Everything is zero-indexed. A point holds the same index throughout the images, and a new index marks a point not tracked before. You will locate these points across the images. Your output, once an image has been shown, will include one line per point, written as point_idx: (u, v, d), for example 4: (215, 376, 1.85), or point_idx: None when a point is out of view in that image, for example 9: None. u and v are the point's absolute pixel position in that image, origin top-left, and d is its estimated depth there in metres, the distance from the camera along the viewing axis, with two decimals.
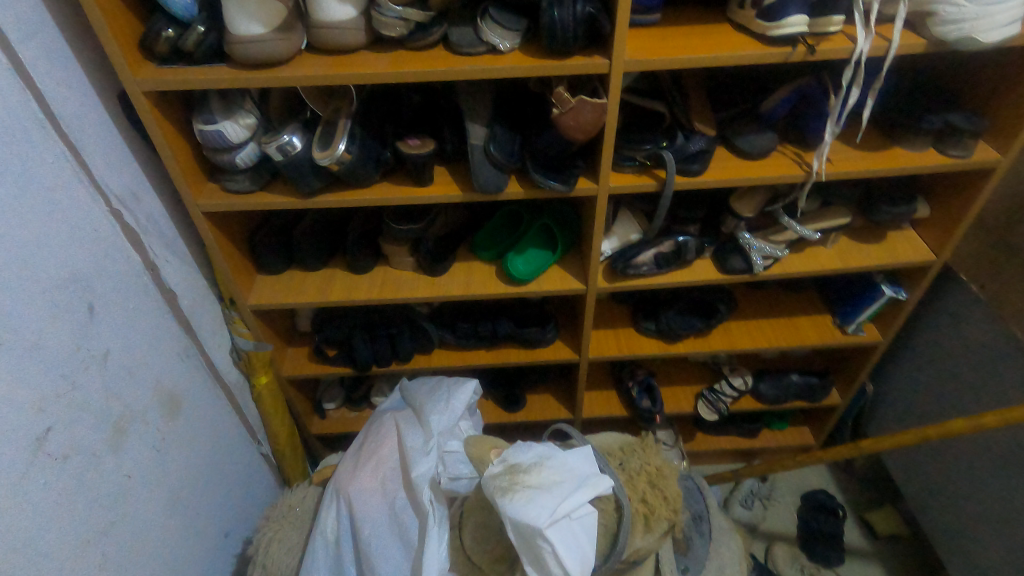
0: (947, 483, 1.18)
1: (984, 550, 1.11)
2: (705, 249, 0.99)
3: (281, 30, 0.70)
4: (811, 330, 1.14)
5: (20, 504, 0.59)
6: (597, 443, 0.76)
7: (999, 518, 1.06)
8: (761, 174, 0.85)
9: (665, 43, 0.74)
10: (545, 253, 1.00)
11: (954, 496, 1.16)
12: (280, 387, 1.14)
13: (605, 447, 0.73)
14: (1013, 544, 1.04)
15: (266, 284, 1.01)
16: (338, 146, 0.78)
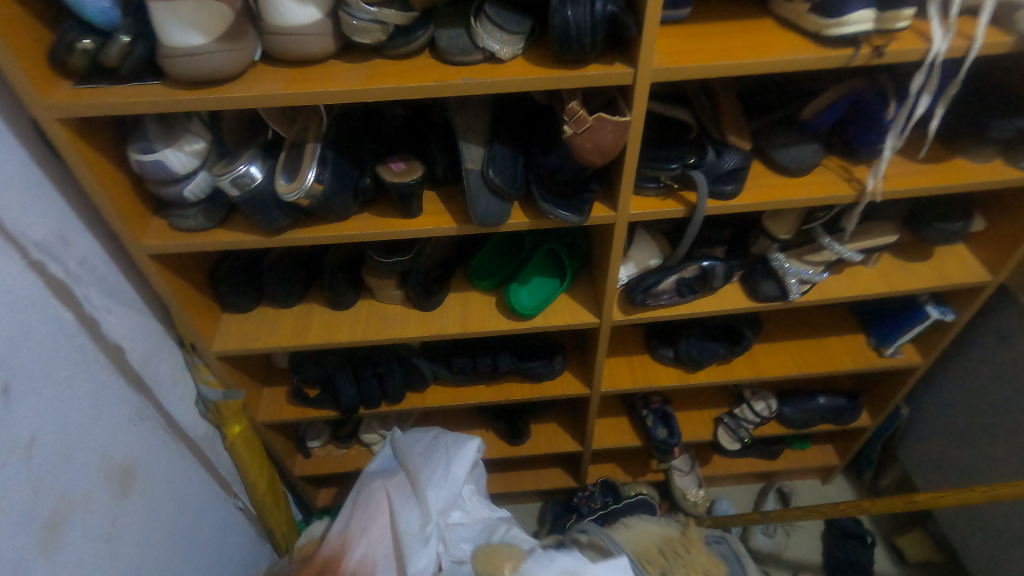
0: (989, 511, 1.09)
1: None
2: (733, 274, 0.88)
3: (227, 38, 0.56)
4: (844, 353, 1.04)
5: None
6: (634, 541, 0.87)
7: None
8: (806, 195, 0.73)
9: (700, 46, 0.61)
10: (553, 281, 0.89)
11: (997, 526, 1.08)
12: (256, 433, 1.01)
13: (646, 557, 0.84)
14: None
15: (233, 325, 0.88)
16: (307, 176, 0.65)
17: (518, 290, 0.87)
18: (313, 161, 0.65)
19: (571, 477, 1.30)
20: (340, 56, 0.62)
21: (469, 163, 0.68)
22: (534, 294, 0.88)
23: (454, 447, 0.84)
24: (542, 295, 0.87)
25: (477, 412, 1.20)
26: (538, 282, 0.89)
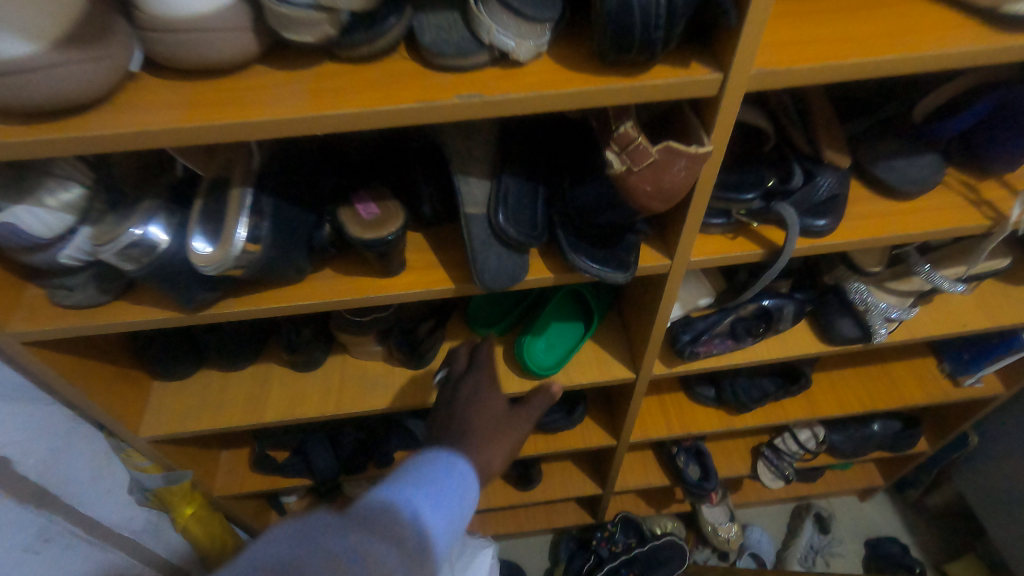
0: None
1: None
2: (804, 313, 0.69)
3: (78, 43, 0.34)
4: (912, 384, 0.88)
5: None
6: None
7: None
8: (925, 228, 0.54)
9: (818, 33, 0.40)
10: (574, 330, 0.70)
11: None
12: (217, 507, 0.84)
13: None
14: None
15: (170, 397, 0.69)
16: (234, 236, 0.44)
17: (534, 343, 0.69)
18: (241, 214, 0.44)
19: (587, 512, 1.15)
20: (272, 59, 0.41)
21: (470, 207, 0.48)
22: (552, 348, 0.69)
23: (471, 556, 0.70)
24: (561, 349, 0.69)
25: None
26: (556, 330, 0.71)
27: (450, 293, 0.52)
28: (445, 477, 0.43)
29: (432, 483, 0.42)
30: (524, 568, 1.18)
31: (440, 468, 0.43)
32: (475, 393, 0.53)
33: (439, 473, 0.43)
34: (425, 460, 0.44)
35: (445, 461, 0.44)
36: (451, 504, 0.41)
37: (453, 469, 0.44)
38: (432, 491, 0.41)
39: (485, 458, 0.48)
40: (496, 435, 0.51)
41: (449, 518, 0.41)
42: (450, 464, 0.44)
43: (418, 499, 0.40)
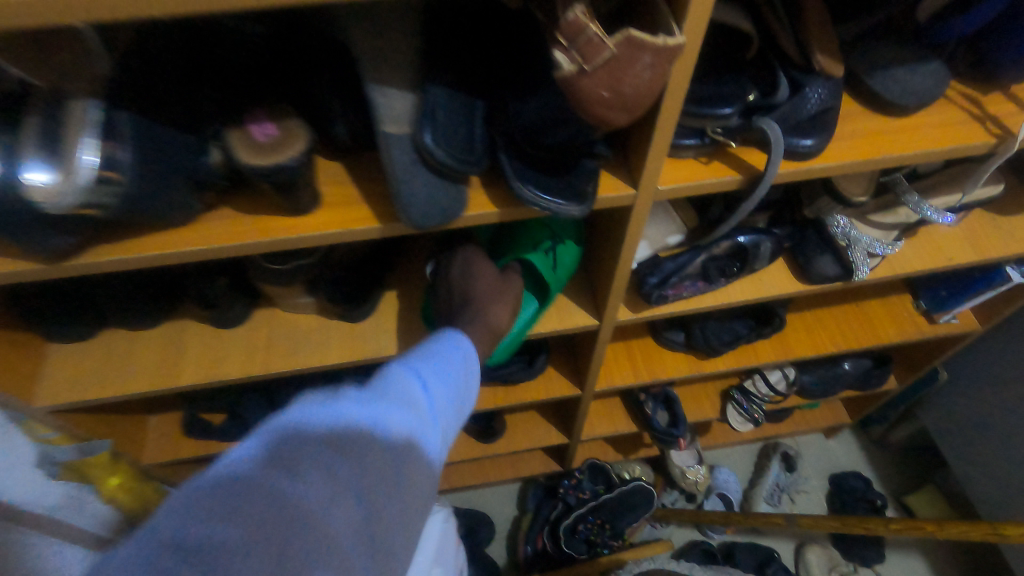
0: None
1: None
2: (781, 249, 0.63)
3: None
4: (887, 322, 0.84)
5: None
6: None
7: None
8: (922, 148, 0.47)
9: None
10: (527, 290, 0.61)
11: None
12: (149, 476, 0.77)
13: None
14: None
15: (66, 363, 0.60)
16: (83, 162, 0.34)
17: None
18: (87, 134, 0.34)
19: (553, 460, 1.12)
20: None
21: (390, 124, 0.39)
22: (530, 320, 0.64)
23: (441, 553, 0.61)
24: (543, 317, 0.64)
25: None
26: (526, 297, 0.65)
27: (376, 234, 0.44)
28: (465, 353, 0.44)
29: (448, 358, 0.42)
30: (492, 517, 1.16)
31: (448, 345, 0.44)
32: (466, 269, 0.58)
33: (458, 347, 0.44)
34: (434, 338, 0.45)
35: (461, 342, 0.45)
36: (470, 377, 0.44)
37: (470, 349, 0.46)
38: (449, 363, 0.41)
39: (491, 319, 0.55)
40: (502, 298, 0.57)
41: (469, 390, 0.43)
42: (457, 342, 0.45)
43: (442, 366, 0.40)
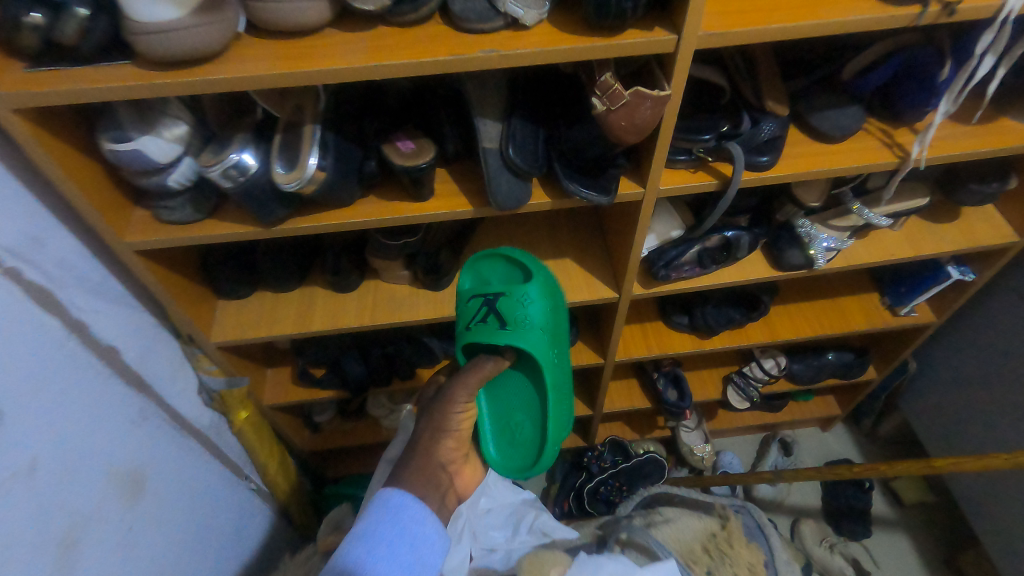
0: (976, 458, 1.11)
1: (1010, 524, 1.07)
2: (759, 242, 0.84)
3: (205, 10, 0.47)
4: (858, 314, 1.02)
5: None
6: None
7: None
8: (847, 165, 0.67)
9: (753, 4, 0.53)
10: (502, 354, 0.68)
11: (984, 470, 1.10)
12: (263, 416, 0.99)
13: None
14: None
15: (230, 313, 0.83)
16: (308, 162, 0.58)
17: (521, 420, 0.74)
18: (313, 145, 0.58)
19: (579, 437, 1.31)
20: (334, 24, 0.54)
21: (487, 142, 0.62)
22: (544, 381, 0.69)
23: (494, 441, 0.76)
24: (549, 378, 0.68)
25: None
26: (531, 363, 0.72)
27: (469, 214, 0.66)
28: (404, 504, 0.56)
29: (389, 528, 0.54)
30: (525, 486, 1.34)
31: (393, 511, 0.55)
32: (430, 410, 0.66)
33: (396, 502, 0.56)
34: (383, 500, 0.57)
35: (396, 503, 0.56)
36: (417, 521, 0.56)
37: (409, 496, 0.57)
38: (389, 535, 0.54)
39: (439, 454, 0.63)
40: (451, 433, 0.65)
41: (417, 534, 0.55)
42: (400, 505, 0.56)
43: (383, 542, 0.53)
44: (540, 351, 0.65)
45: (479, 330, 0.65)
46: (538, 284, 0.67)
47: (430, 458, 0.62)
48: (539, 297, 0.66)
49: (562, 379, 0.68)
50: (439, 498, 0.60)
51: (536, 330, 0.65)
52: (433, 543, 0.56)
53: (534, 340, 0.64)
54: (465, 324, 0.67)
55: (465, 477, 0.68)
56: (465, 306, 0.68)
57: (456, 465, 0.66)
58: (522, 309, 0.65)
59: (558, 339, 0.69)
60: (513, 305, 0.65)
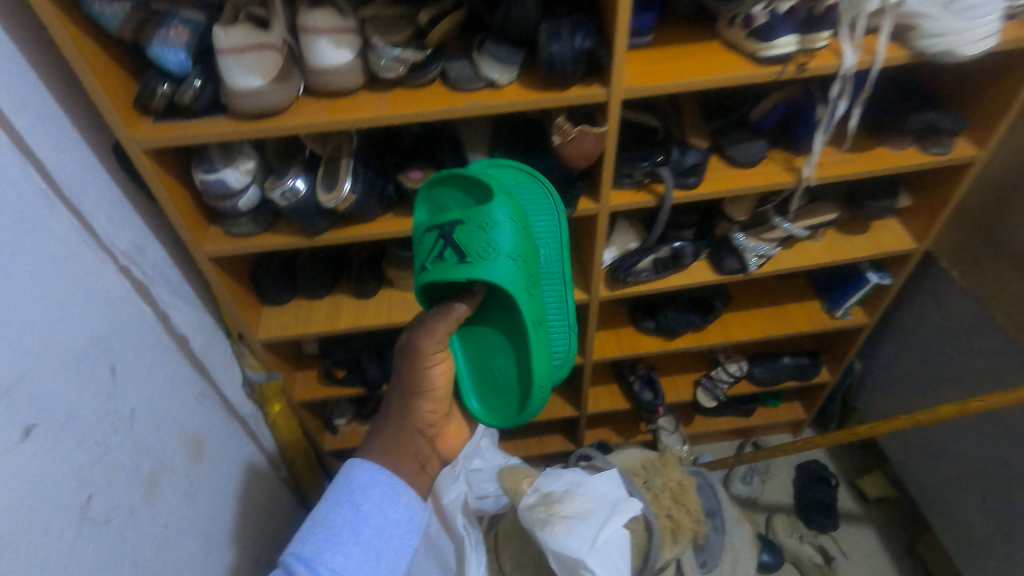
0: (920, 448, 1.24)
1: (952, 506, 1.19)
2: (701, 252, 1.03)
3: (278, 79, 0.69)
4: (802, 317, 1.19)
5: (72, 563, 0.61)
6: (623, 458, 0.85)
7: (962, 478, 1.14)
8: (755, 184, 0.87)
9: (661, 66, 0.75)
10: (471, 288, 0.67)
11: (927, 459, 1.23)
12: (292, 411, 1.16)
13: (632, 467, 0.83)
14: (977, 501, 1.11)
15: (272, 315, 1.02)
16: (343, 186, 0.78)
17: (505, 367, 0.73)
18: (347, 173, 0.79)
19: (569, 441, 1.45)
20: (366, 87, 0.76)
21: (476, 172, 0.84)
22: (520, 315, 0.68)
23: None
24: (523, 306, 0.66)
25: None
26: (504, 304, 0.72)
27: None
28: (370, 484, 0.61)
29: (357, 500, 0.60)
30: None
31: (359, 485, 0.60)
32: (404, 370, 0.68)
33: (362, 481, 0.61)
34: (349, 474, 0.62)
35: (362, 479, 0.61)
36: (386, 498, 0.60)
37: (376, 474, 0.61)
38: (358, 508, 0.59)
39: (422, 415, 0.67)
40: (428, 393, 0.67)
41: (387, 512, 0.60)
42: (366, 478, 0.61)
43: (352, 516, 0.59)
44: (508, 281, 0.64)
45: (441, 267, 0.64)
46: (504, 208, 0.64)
47: (413, 422, 0.67)
48: (505, 224, 0.64)
49: (536, 308, 0.68)
50: (413, 470, 0.64)
51: (503, 259, 0.63)
52: (406, 514, 0.61)
53: (502, 270, 0.63)
54: (427, 262, 0.66)
55: (449, 440, 0.71)
56: (423, 243, 0.67)
57: (436, 429, 0.69)
58: (484, 240, 0.63)
59: (531, 266, 0.67)
60: (475, 235, 0.64)
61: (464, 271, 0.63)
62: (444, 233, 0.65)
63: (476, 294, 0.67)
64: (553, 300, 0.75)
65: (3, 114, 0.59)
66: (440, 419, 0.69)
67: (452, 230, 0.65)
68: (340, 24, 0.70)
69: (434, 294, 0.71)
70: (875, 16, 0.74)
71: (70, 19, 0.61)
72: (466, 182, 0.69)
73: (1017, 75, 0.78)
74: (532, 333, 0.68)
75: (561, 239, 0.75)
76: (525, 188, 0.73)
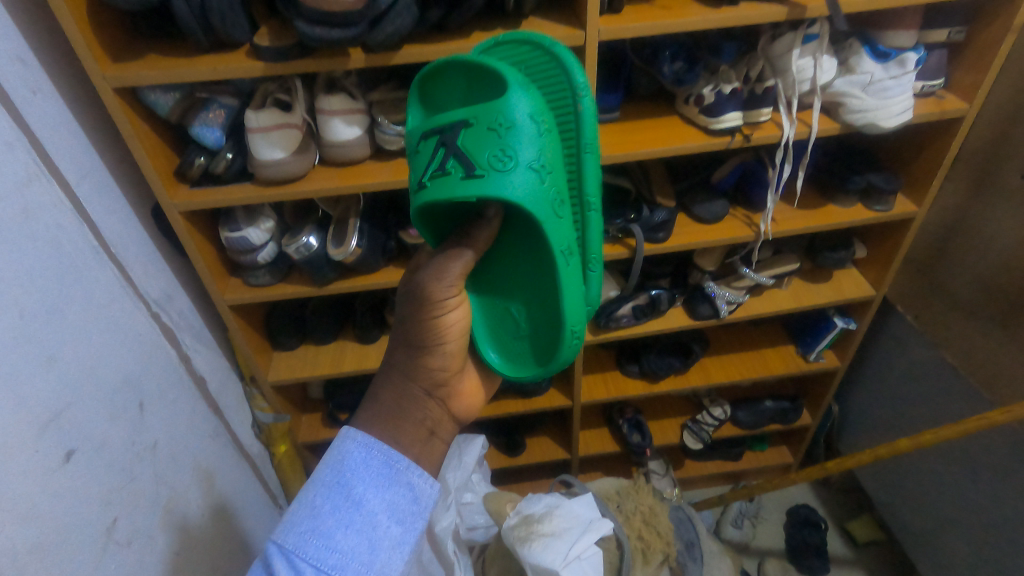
0: (900, 491, 1.28)
1: (935, 548, 1.21)
2: (676, 299, 1.12)
3: (297, 152, 0.81)
4: (778, 360, 1.26)
5: None
6: (600, 487, 1.00)
7: (941, 518, 1.17)
8: (717, 238, 0.97)
9: (625, 137, 0.88)
10: (482, 211, 0.64)
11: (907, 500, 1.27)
12: (297, 452, 1.22)
13: (607, 494, 0.97)
14: (957, 541, 1.14)
15: (282, 359, 1.10)
16: (350, 243, 0.89)
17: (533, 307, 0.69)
18: (354, 231, 0.90)
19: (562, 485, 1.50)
20: (372, 157, 0.88)
21: None
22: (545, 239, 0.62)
23: (464, 439, 0.99)
24: (545, 220, 0.59)
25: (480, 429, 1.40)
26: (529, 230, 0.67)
27: None
28: (364, 463, 0.56)
29: (349, 481, 0.55)
30: None
31: (351, 465, 0.55)
32: (412, 318, 0.61)
33: (355, 460, 0.56)
34: (339, 452, 0.56)
35: (353, 457, 0.56)
36: (382, 479, 0.56)
37: (371, 451, 0.56)
38: (351, 488, 0.55)
39: (434, 368, 0.62)
40: (439, 346, 0.62)
41: (384, 492, 0.55)
42: (358, 457, 0.56)
43: (343, 499, 0.54)
44: (528, 197, 0.58)
45: (442, 182, 0.59)
46: (518, 107, 0.58)
47: (426, 377, 0.62)
48: (517, 126, 0.58)
49: (563, 232, 0.61)
50: (417, 443, 0.59)
51: (520, 170, 0.58)
52: (406, 494, 0.56)
53: (519, 181, 0.58)
54: (426, 177, 0.61)
55: (463, 402, 0.67)
56: (427, 157, 0.62)
57: (448, 389, 0.64)
58: (496, 146, 0.58)
59: (554, 176, 0.60)
60: (482, 142, 0.59)
61: (470, 185, 0.58)
62: (446, 141, 0.60)
63: (491, 217, 0.64)
64: (582, 219, 0.65)
65: (68, 183, 0.70)
66: (452, 377, 0.64)
67: (456, 137, 0.60)
68: (351, 104, 0.81)
69: (438, 223, 0.68)
70: (809, 94, 0.86)
71: (129, 106, 0.73)
72: (472, 81, 0.64)
73: (941, 142, 0.91)
74: (563, 263, 0.62)
75: (585, 135, 0.60)
76: (540, 80, 0.62)
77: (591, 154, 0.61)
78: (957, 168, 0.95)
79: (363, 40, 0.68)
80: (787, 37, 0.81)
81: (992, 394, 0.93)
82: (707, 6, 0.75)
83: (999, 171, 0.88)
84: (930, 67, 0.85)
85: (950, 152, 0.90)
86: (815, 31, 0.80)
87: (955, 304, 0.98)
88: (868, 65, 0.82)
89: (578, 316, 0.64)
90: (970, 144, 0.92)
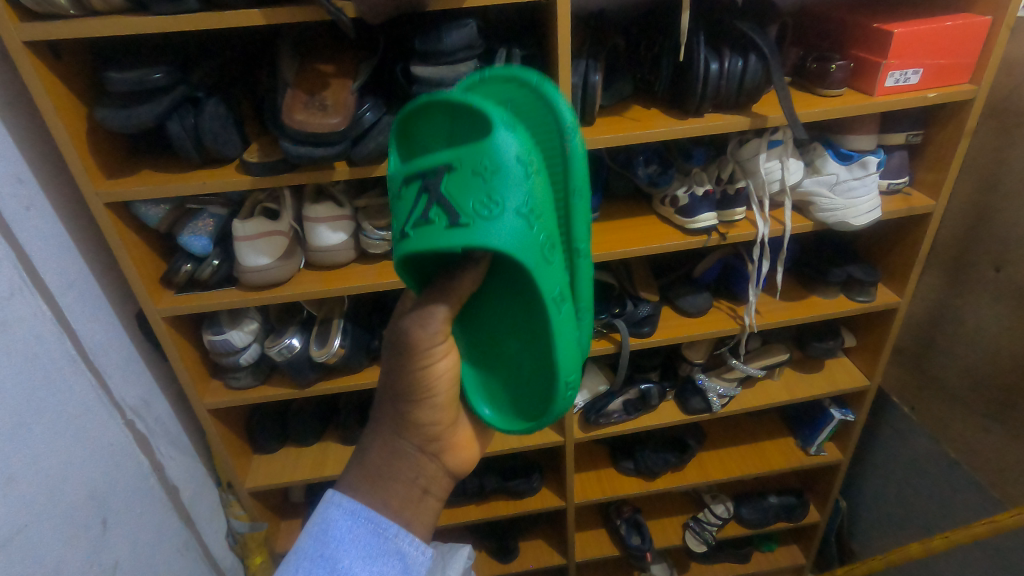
0: None
1: None
2: (667, 393, 1.10)
3: (283, 256, 0.82)
4: (777, 454, 1.21)
5: None
6: None
7: None
8: (703, 331, 0.97)
9: (604, 237, 0.90)
10: (471, 252, 0.53)
11: None
12: (273, 564, 1.15)
13: None
14: None
15: (262, 463, 1.06)
16: (333, 343, 0.89)
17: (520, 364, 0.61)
18: (337, 331, 0.90)
19: None
20: (357, 260, 0.90)
21: None
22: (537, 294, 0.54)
23: (450, 550, 0.95)
24: (540, 274, 0.51)
25: (470, 533, 1.33)
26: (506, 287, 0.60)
27: None
28: (350, 533, 0.51)
29: (333, 550, 0.50)
30: None
31: (336, 532, 0.51)
32: (397, 372, 0.52)
33: (341, 529, 0.51)
34: (324, 518, 0.52)
35: (338, 523, 0.51)
36: (370, 549, 0.50)
37: (358, 519, 0.51)
38: (334, 558, 0.49)
39: (425, 421, 0.54)
40: (428, 401, 0.54)
41: (371, 564, 0.50)
42: (343, 524, 0.51)
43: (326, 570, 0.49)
44: (519, 247, 0.49)
45: (423, 231, 0.50)
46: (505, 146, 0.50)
47: (418, 432, 0.54)
48: (505, 169, 0.50)
49: (559, 281, 0.53)
50: (409, 505, 0.53)
51: (509, 218, 0.49)
52: (397, 566, 0.51)
53: (508, 232, 0.49)
54: (406, 226, 0.52)
55: (460, 455, 0.58)
56: (402, 205, 0.53)
57: (442, 443, 0.56)
58: (481, 193, 0.50)
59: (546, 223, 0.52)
60: (464, 186, 0.50)
61: (456, 236, 0.49)
62: (428, 187, 0.52)
63: (478, 261, 0.53)
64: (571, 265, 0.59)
65: (51, 294, 0.71)
66: (447, 429, 0.56)
67: (437, 180, 0.52)
68: (337, 212, 0.84)
69: (421, 264, 0.56)
70: (780, 194, 0.89)
71: (120, 219, 0.75)
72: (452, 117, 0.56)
73: (914, 236, 0.93)
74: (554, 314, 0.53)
75: (574, 180, 0.54)
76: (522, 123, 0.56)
77: (582, 197, 0.55)
78: (933, 259, 0.97)
79: (346, 155, 0.72)
80: (752, 142, 0.85)
81: (1001, 493, 0.90)
82: (673, 117, 0.80)
83: (973, 265, 0.89)
84: (893, 167, 0.89)
85: (923, 246, 0.91)
86: (778, 137, 0.84)
87: (949, 396, 0.96)
88: (833, 167, 0.85)
89: (572, 367, 0.55)
90: (941, 238, 0.95)
